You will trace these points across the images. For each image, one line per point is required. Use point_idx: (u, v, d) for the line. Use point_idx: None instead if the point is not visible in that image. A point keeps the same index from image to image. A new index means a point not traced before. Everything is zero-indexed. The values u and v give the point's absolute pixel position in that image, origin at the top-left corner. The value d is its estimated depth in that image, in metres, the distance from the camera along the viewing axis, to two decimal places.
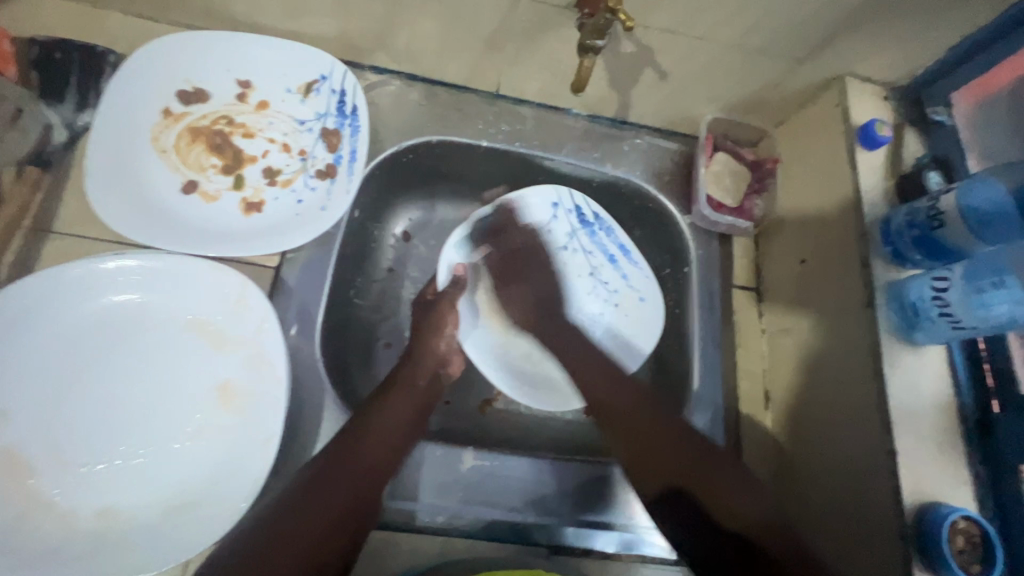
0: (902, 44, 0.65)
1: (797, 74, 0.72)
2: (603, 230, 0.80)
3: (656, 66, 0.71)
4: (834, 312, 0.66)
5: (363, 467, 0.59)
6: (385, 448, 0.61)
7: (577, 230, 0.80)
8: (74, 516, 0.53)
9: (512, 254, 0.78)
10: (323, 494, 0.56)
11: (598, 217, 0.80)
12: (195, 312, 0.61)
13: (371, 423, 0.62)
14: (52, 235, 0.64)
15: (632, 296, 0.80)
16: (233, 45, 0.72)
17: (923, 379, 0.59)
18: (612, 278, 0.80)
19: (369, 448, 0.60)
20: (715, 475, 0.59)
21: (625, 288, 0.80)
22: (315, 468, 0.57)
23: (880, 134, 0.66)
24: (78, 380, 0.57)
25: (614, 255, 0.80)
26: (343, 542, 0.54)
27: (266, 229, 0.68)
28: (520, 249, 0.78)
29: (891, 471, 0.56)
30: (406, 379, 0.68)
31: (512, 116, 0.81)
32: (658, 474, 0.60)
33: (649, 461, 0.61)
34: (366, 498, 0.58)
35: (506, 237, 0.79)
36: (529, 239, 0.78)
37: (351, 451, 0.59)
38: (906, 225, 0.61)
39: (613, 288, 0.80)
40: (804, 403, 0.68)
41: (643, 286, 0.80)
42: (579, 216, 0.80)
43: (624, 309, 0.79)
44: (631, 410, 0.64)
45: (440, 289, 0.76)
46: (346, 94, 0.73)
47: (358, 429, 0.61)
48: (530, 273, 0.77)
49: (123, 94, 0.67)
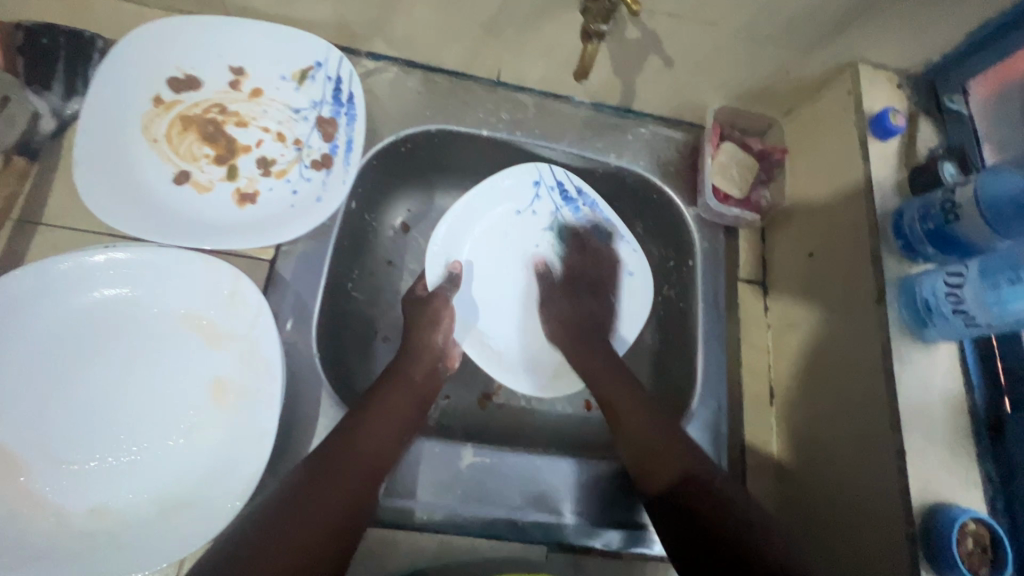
0: (919, 29, 0.62)
1: (808, 61, 0.69)
2: (588, 206, 0.80)
3: (662, 52, 0.68)
4: (842, 307, 0.64)
5: (363, 462, 0.58)
6: (383, 443, 0.60)
7: (561, 208, 0.80)
8: (67, 514, 0.52)
9: (570, 273, 0.79)
10: (320, 490, 0.55)
11: (582, 192, 0.80)
12: (187, 306, 0.59)
13: (369, 418, 0.61)
14: (41, 227, 0.62)
15: (618, 271, 0.80)
16: (225, 30, 0.69)
17: (935, 377, 0.57)
18: (600, 254, 0.81)
19: (366, 445, 0.59)
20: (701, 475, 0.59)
21: (612, 263, 0.80)
22: (312, 462, 0.57)
23: (894, 124, 0.64)
24: (67, 376, 0.56)
25: (600, 230, 0.80)
26: (341, 537, 0.53)
27: (260, 221, 0.66)
28: (589, 269, 0.79)
29: (899, 471, 0.54)
30: (405, 374, 0.67)
31: (513, 105, 0.79)
32: (657, 471, 0.61)
33: (650, 460, 0.61)
34: (362, 496, 0.57)
35: (580, 254, 0.80)
36: (602, 262, 0.79)
37: (349, 445, 0.58)
38: (918, 217, 0.59)
39: (602, 265, 0.80)
40: (810, 400, 0.67)
41: (629, 259, 0.80)
42: (562, 193, 0.80)
43: (612, 284, 0.79)
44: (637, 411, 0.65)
45: (433, 287, 0.74)
46: (341, 82, 0.71)
47: (356, 424, 0.60)
48: (580, 296, 0.77)
49: (111, 81, 0.65)
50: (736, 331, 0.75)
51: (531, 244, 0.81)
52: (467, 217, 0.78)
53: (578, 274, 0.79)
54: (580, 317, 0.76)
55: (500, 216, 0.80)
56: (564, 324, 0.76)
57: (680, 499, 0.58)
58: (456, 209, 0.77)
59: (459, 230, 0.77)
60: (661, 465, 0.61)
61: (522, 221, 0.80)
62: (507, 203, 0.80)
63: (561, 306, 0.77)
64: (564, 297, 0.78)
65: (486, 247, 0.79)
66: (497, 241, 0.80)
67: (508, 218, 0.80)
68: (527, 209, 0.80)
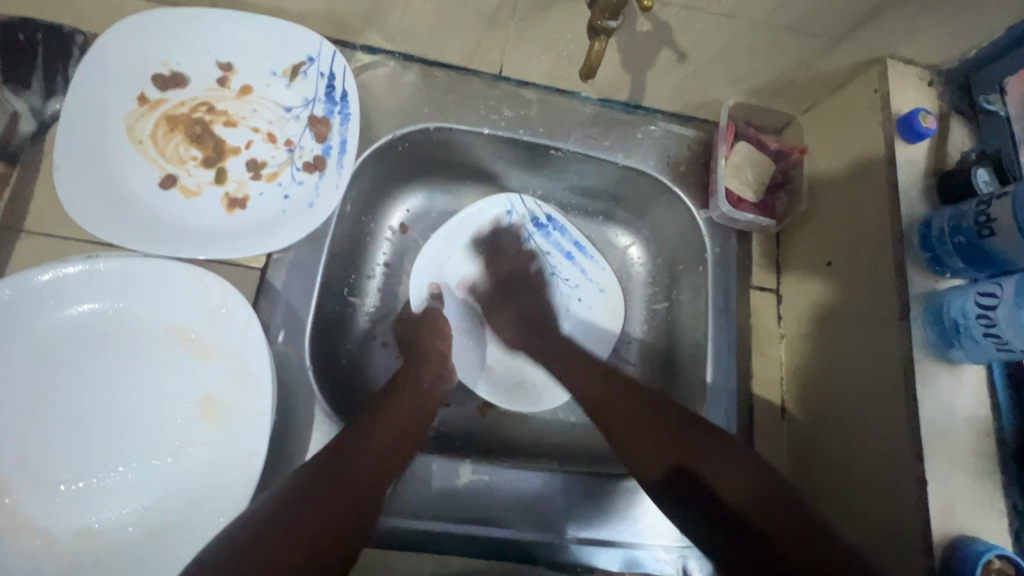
0: (958, 23, 0.57)
1: (833, 56, 0.64)
2: (557, 230, 0.82)
3: (675, 46, 0.64)
4: (861, 322, 0.61)
5: (368, 461, 0.55)
6: (387, 449, 0.58)
7: (533, 234, 0.82)
8: (52, 535, 0.51)
9: (502, 278, 0.80)
10: (328, 493, 0.51)
11: (551, 218, 0.82)
12: (175, 319, 0.57)
13: (375, 425, 0.59)
14: (24, 234, 0.60)
15: (592, 290, 0.82)
16: (212, 23, 0.66)
17: (959, 400, 0.54)
18: (572, 274, 0.83)
19: (373, 450, 0.57)
20: (711, 453, 0.56)
21: (586, 282, 0.82)
22: (313, 468, 0.53)
23: (925, 126, 0.60)
24: (52, 393, 0.54)
25: (571, 251, 0.83)
26: (346, 542, 0.50)
27: (250, 228, 0.63)
28: (512, 273, 0.79)
29: (920, 500, 0.52)
30: (411, 380, 0.66)
31: (515, 100, 0.74)
32: (646, 461, 0.58)
33: (631, 454, 0.59)
34: (368, 502, 0.53)
35: (495, 262, 0.80)
36: (524, 261, 0.80)
37: (353, 453, 0.55)
38: (948, 230, 0.55)
39: (576, 284, 0.82)
40: (825, 418, 0.64)
41: (602, 278, 0.82)
42: (534, 220, 0.82)
43: (587, 301, 0.82)
44: (609, 409, 0.63)
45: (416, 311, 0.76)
46: (335, 78, 0.68)
47: (358, 434, 0.57)
48: (527, 293, 0.78)
49: (91, 79, 0.61)
50: (747, 341, 0.72)
51: (506, 269, 0.82)
52: (447, 244, 0.80)
53: (505, 278, 0.79)
54: (531, 313, 0.76)
55: (475, 243, 0.81)
56: (520, 326, 0.76)
57: (675, 490, 0.56)
58: (432, 242, 0.79)
59: (445, 256, 0.79)
60: (648, 456, 0.58)
61: (496, 248, 0.82)
62: (480, 231, 0.81)
63: (509, 315, 0.77)
64: (508, 297, 0.78)
65: (465, 273, 0.81)
66: (472, 268, 0.81)
67: (484, 245, 0.81)
68: (502, 236, 0.82)
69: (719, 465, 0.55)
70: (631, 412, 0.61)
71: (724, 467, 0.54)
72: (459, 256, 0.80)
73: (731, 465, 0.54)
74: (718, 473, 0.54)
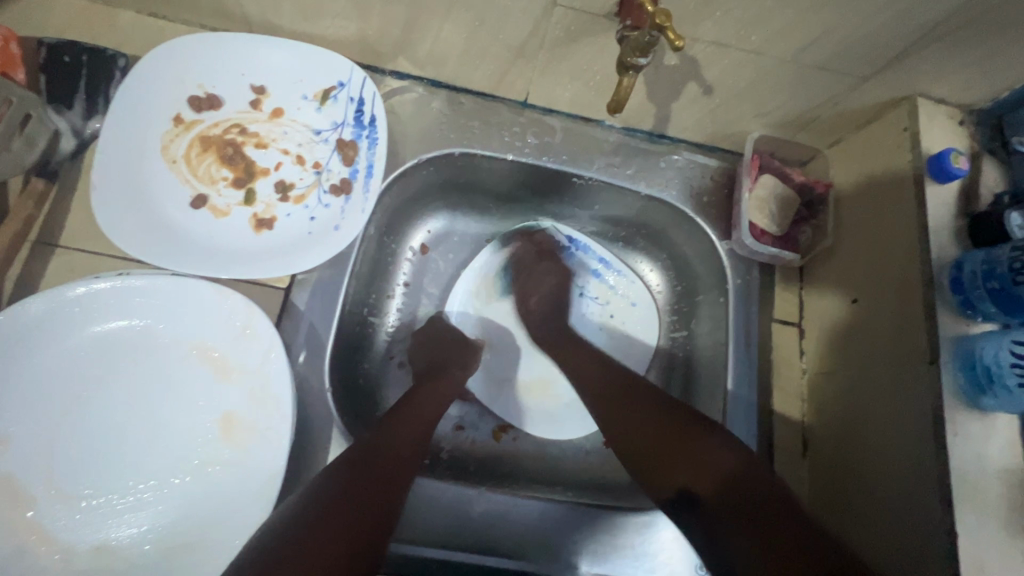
0: (993, 65, 0.56)
1: (864, 93, 0.64)
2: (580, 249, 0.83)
3: (701, 80, 0.64)
4: (887, 363, 0.60)
5: (354, 510, 0.49)
6: (404, 465, 0.56)
7: None
8: (71, 551, 0.52)
9: (539, 250, 0.81)
10: (319, 549, 0.45)
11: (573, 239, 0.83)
12: (200, 338, 0.58)
13: (397, 429, 0.58)
14: (58, 250, 0.61)
15: (624, 303, 0.83)
16: (249, 49, 0.67)
17: (989, 448, 0.53)
18: (599, 290, 0.83)
19: (364, 500, 0.50)
20: (672, 431, 0.57)
21: (616, 295, 0.83)
22: (336, 479, 0.51)
23: (957, 167, 0.58)
24: (78, 410, 0.55)
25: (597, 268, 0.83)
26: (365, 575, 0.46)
27: (277, 249, 0.64)
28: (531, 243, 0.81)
29: (950, 552, 0.51)
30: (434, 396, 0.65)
31: (539, 128, 0.75)
32: (657, 478, 0.56)
33: (642, 447, 0.58)
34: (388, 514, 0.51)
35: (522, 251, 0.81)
36: (531, 247, 0.81)
37: (379, 464, 0.54)
38: (982, 274, 0.54)
39: (607, 302, 0.83)
40: (849, 460, 0.63)
41: (634, 291, 0.83)
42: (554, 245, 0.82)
43: (617, 317, 0.83)
44: (624, 415, 0.61)
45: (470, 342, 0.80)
46: (364, 103, 0.69)
47: (368, 447, 0.55)
48: (540, 271, 0.79)
49: (133, 103, 0.63)
50: (769, 375, 0.71)
51: None
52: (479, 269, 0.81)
53: (527, 252, 0.81)
54: (554, 294, 0.78)
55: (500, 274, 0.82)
56: (546, 300, 0.77)
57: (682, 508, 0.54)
58: (477, 259, 0.81)
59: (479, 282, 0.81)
60: (663, 468, 0.56)
61: None
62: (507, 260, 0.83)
63: (539, 284, 0.78)
64: (537, 274, 0.79)
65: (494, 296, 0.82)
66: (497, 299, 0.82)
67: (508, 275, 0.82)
68: None
69: (698, 454, 0.55)
70: (639, 420, 0.60)
71: (717, 483, 0.52)
72: (484, 281, 0.82)
73: (693, 441, 0.56)
74: (686, 458, 0.55)
